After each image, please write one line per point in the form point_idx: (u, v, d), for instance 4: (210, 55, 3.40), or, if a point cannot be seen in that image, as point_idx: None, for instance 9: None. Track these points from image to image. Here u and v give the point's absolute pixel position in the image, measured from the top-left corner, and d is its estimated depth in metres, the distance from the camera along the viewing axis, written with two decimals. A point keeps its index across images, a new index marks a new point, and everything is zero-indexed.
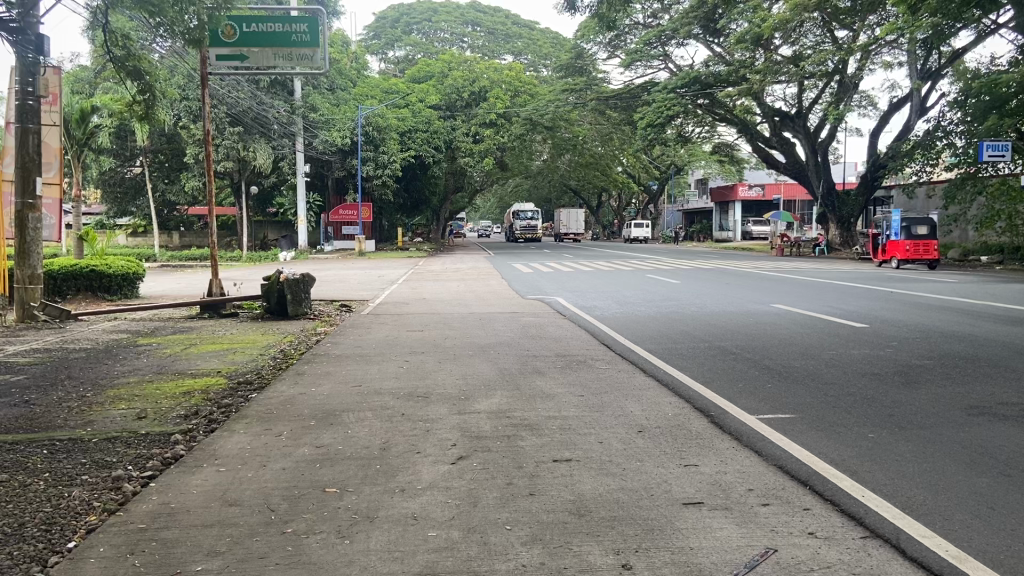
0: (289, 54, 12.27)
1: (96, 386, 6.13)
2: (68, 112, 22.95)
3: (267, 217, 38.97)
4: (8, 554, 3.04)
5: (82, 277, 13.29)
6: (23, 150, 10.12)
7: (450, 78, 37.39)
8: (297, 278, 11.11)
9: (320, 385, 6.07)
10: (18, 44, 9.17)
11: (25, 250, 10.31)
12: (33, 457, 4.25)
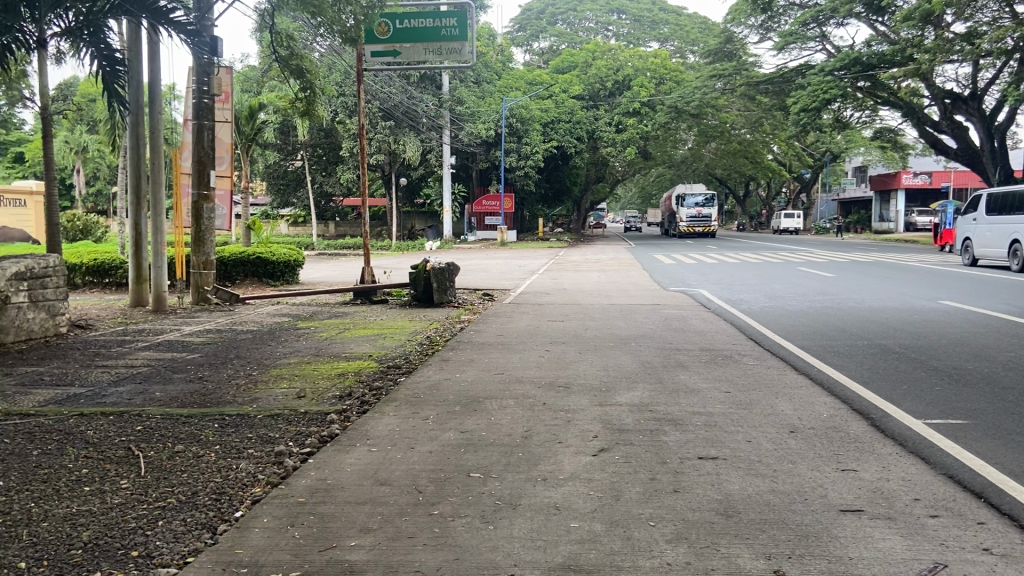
0: (439, 49, 12.54)
1: (261, 365, 6.58)
2: (239, 110, 24.63)
3: (415, 209, 40.41)
4: (183, 520, 3.31)
5: (249, 263, 14.31)
6: (200, 145, 10.98)
7: (594, 67, 37.28)
8: (442, 266, 11.40)
9: (465, 372, 6.23)
10: (195, 47, 9.89)
11: (201, 238, 11.18)
12: (206, 430, 4.61)
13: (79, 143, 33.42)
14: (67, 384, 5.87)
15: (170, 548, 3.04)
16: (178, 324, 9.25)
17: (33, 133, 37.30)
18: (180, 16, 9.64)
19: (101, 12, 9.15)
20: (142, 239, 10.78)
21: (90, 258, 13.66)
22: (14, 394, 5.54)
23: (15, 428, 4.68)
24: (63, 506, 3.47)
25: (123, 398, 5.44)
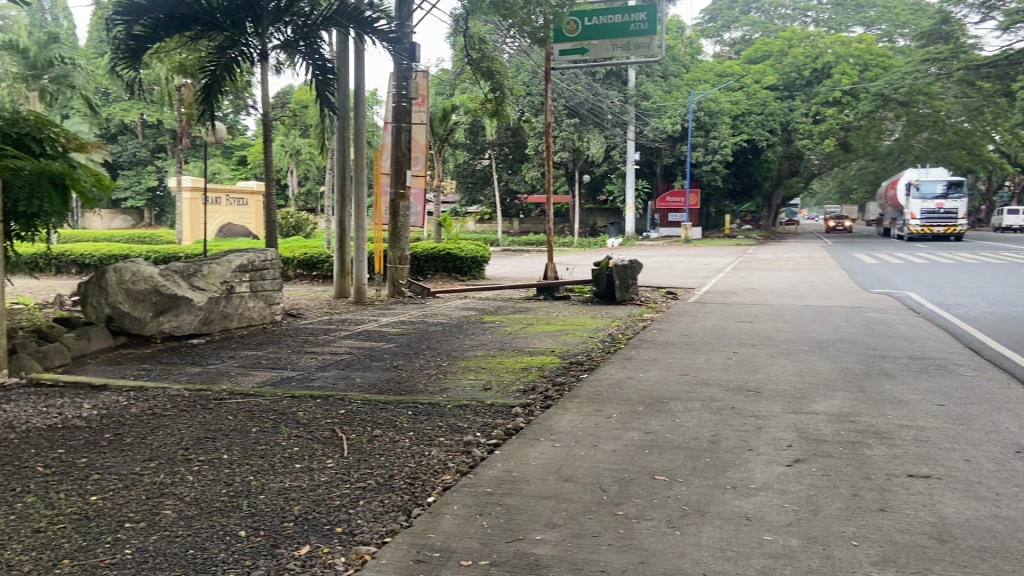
0: (627, 44, 12.45)
1: (450, 357, 6.85)
2: (434, 112, 25.86)
3: (598, 206, 40.51)
4: (381, 501, 3.51)
5: (439, 258, 14.97)
6: (398, 147, 11.59)
7: (790, 56, 35.57)
8: (626, 264, 11.31)
9: (649, 371, 6.14)
10: (395, 53, 10.55)
11: (397, 234, 11.81)
12: (401, 416, 4.87)
13: (292, 147, 36.45)
14: (281, 367, 6.44)
15: (369, 527, 3.23)
16: (376, 315, 9.85)
17: (254, 139, 41.18)
18: (383, 23, 10.29)
19: (316, 23, 10.03)
20: (346, 235, 11.56)
21: (301, 252, 14.84)
22: (237, 375, 6.15)
23: (238, 406, 5.18)
24: (277, 481, 3.79)
25: (328, 382, 5.88)
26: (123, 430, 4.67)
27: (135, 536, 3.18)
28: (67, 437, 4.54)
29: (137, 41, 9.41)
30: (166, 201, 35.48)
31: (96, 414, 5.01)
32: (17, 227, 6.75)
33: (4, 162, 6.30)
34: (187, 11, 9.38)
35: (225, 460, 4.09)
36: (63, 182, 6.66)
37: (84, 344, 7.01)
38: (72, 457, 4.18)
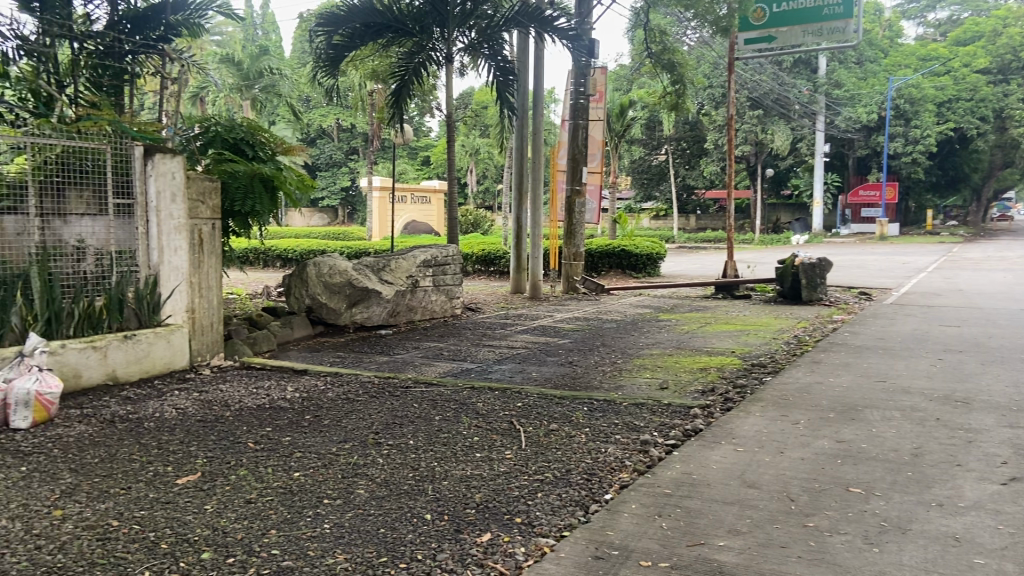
0: (819, 30, 11.69)
1: (625, 354, 6.80)
2: (612, 109, 25.81)
3: (782, 201, 38.69)
4: (559, 494, 3.53)
5: (614, 255, 14.90)
6: (574, 143, 11.68)
7: (1007, 34, 32.19)
8: (813, 261, 10.68)
9: (839, 376, 5.78)
10: (573, 50, 10.63)
11: (572, 231, 11.88)
12: (577, 412, 4.89)
13: (473, 146, 37.70)
14: (461, 359, 6.67)
15: (548, 519, 3.26)
16: (552, 311, 9.96)
17: (437, 139, 43.00)
18: (562, 22, 10.41)
19: (498, 25, 10.33)
20: (523, 232, 11.80)
21: (479, 248, 15.33)
22: (421, 365, 6.44)
23: (422, 394, 5.42)
24: (459, 468, 3.92)
25: (505, 375, 6.03)
26: (321, 413, 5.03)
27: (331, 512, 3.41)
28: (273, 417, 4.96)
29: (335, 50, 10.09)
30: (358, 200, 37.88)
31: (297, 397, 5.43)
32: (233, 224, 7.45)
33: (223, 167, 6.99)
34: (381, 19, 10.03)
35: (412, 446, 4.29)
36: (272, 183, 7.26)
37: (287, 331, 7.63)
38: (277, 435, 4.56)
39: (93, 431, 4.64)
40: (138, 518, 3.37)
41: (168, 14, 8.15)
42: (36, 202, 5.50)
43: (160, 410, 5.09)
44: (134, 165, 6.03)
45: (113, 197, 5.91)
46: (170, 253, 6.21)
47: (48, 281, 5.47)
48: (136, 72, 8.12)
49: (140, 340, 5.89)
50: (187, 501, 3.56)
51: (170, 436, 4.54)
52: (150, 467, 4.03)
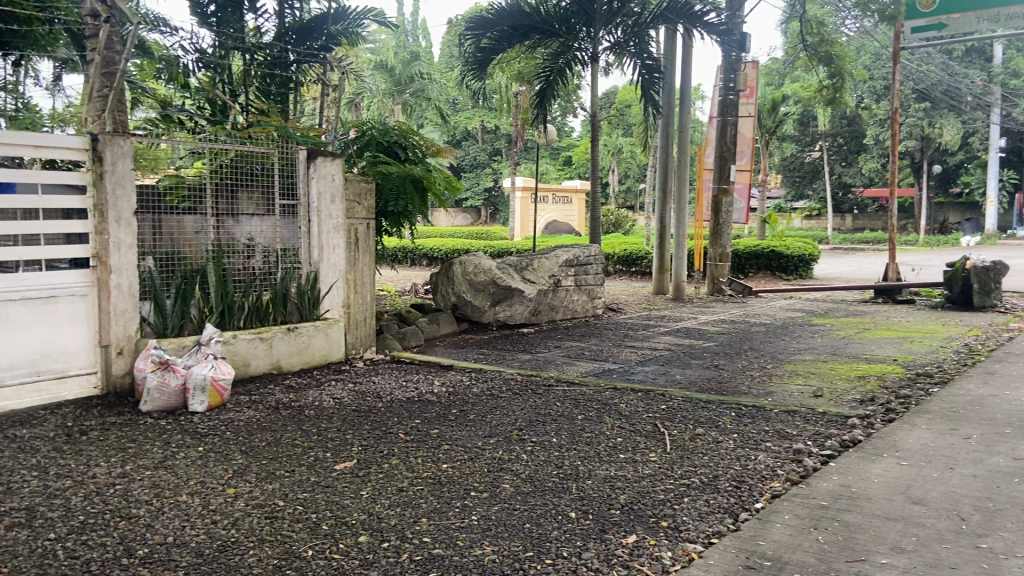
0: (995, 15, 10.12)
1: (775, 359, 6.54)
2: (764, 105, 24.92)
3: (950, 200, 35.96)
4: (707, 501, 3.44)
5: (763, 257, 14.37)
6: (722, 140, 11.46)
7: None
8: (986, 264, 9.87)
9: (1019, 389, 5.30)
10: (724, 44, 10.39)
11: (718, 231, 11.58)
12: (724, 417, 4.75)
13: (616, 146, 37.50)
14: (603, 359, 6.65)
15: (696, 525, 3.19)
16: (696, 313, 9.73)
17: (579, 139, 43.03)
18: (712, 16, 10.23)
19: (646, 22, 10.29)
20: (666, 232, 11.60)
21: (621, 249, 15.22)
22: (563, 364, 6.48)
23: (565, 393, 5.45)
24: (603, 468, 3.91)
25: (648, 377, 5.95)
26: (467, 407, 5.16)
27: (478, 505, 3.49)
28: (422, 409, 5.14)
29: (483, 53, 10.30)
30: (500, 200, 38.54)
31: (443, 391, 5.60)
32: (386, 224, 7.79)
33: (378, 169, 7.33)
34: (527, 21, 10.20)
35: (555, 444, 4.32)
36: (422, 184, 7.54)
37: (434, 327, 7.89)
38: (426, 428, 4.72)
39: (260, 416, 4.98)
40: (300, 500, 3.59)
41: (330, 24, 8.56)
42: (213, 203, 5.93)
43: (319, 399, 5.40)
44: (298, 167, 6.44)
45: (280, 198, 6.35)
46: (329, 251, 6.59)
47: (221, 277, 5.90)
48: (300, 80, 8.56)
49: (301, 333, 6.26)
50: (344, 486, 3.75)
51: (328, 424, 4.80)
52: (311, 452, 4.27)
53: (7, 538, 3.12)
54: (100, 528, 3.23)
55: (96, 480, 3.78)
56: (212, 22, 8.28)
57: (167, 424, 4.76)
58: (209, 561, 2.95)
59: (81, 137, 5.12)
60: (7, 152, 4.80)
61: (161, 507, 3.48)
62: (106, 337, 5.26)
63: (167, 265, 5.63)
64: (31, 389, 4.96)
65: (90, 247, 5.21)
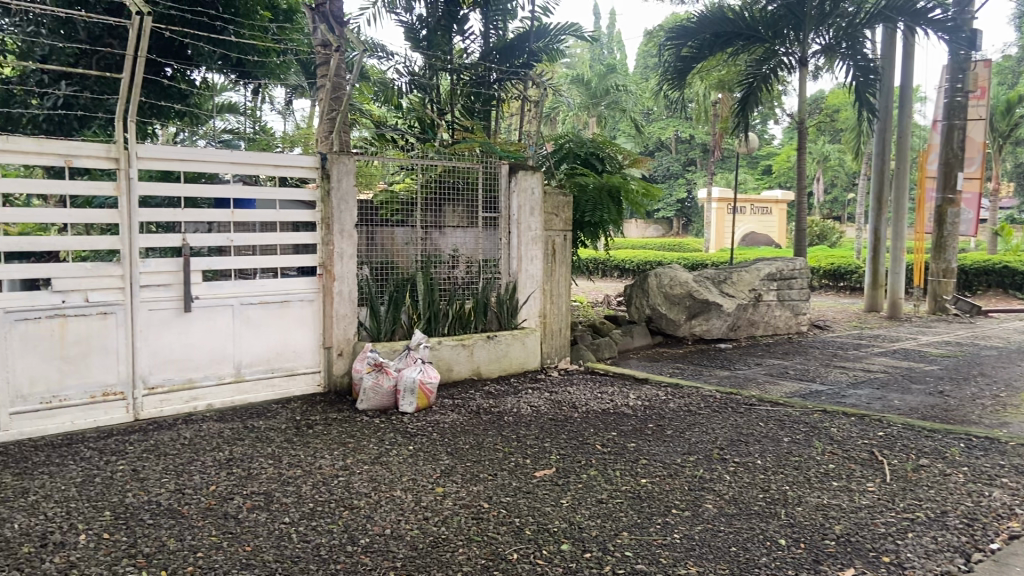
0: None
1: (1011, 387, 5.89)
2: (995, 104, 23.22)
3: None
4: (934, 537, 3.18)
5: (994, 273, 13.03)
6: (949, 146, 10.48)
7: None
8: None
9: None
10: (951, 43, 9.71)
11: (942, 243, 10.76)
12: (952, 448, 4.35)
13: (821, 153, 35.57)
14: (809, 379, 6.31)
15: (921, 563, 2.96)
16: (914, 333, 8.98)
17: (780, 148, 41.21)
18: (938, 14, 9.63)
19: (860, 22, 9.75)
20: (880, 244, 10.80)
21: (828, 263, 14.41)
22: (764, 382, 6.22)
23: (769, 413, 5.23)
24: (814, 495, 3.71)
25: (861, 400, 5.57)
26: (664, 422, 5.09)
27: (680, 523, 3.43)
28: (619, 422, 5.13)
29: (684, 62, 10.26)
30: (693, 211, 37.68)
31: (640, 405, 5.57)
32: (583, 235, 7.89)
33: (576, 181, 7.46)
34: (730, 27, 9.99)
35: (760, 466, 4.15)
36: (619, 195, 7.57)
37: (628, 340, 7.89)
38: (623, 440, 4.71)
39: (464, 420, 5.21)
40: (504, 503, 3.70)
41: (532, 42, 8.88)
42: (422, 216, 6.29)
43: (518, 406, 5.55)
44: (500, 181, 6.70)
45: (482, 211, 6.63)
46: (528, 262, 6.77)
47: (429, 286, 6.25)
48: (502, 97, 8.89)
49: (500, 341, 6.47)
50: (545, 494, 3.83)
51: (527, 431, 4.93)
52: (512, 458, 4.40)
53: (250, 518, 3.48)
54: (328, 516, 3.52)
55: (322, 471, 4.12)
56: (424, 45, 8.83)
57: (381, 422, 5.10)
58: (424, 555, 3.12)
59: (312, 157, 5.63)
60: (247, 171, 5.38)
61: (378, 500, 3.73)
62: (329, 339, 5.74)
63: (381, 274, 6.07)
64: (266, 384, 5.50)
65: (318, 257, 5.70)
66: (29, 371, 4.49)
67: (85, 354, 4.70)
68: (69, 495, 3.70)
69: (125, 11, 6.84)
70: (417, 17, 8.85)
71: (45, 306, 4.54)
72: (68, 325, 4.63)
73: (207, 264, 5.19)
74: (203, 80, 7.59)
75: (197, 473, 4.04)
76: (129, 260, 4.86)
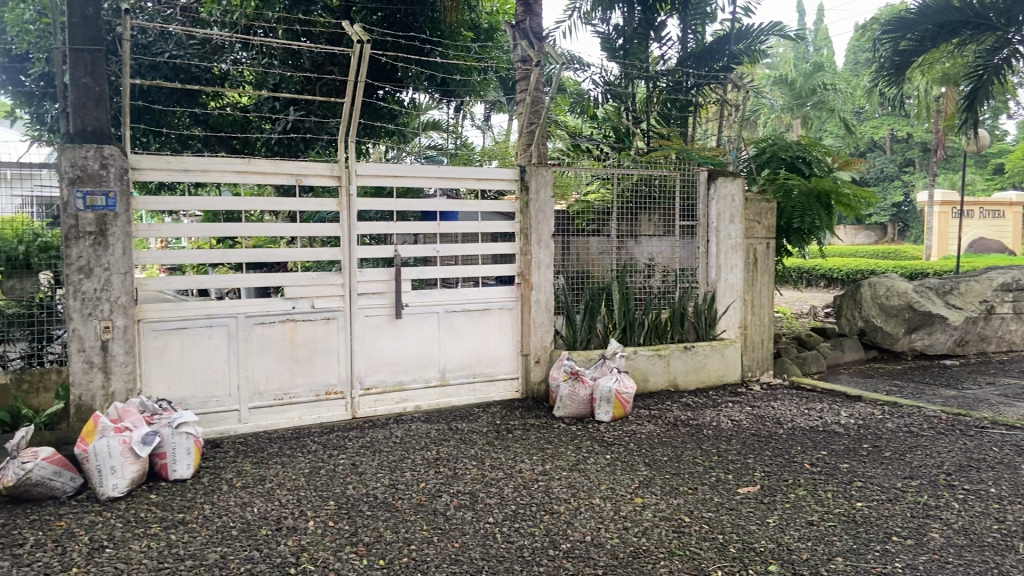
0: None
1: None
2: None
3: None
4: None
5: None
6: None
7: None
8: None
9: None
10: None
11: None
12: None
13: None
14: None
15: None
16: None
17: (1016, 144, 36.98)
18: None
19: None
20: None
21: None
22: (998, 403, 5.60)
23: (1004, 438, 4.71)
24: None
25: None
26: (880, 443, 4.73)
27: (902, 551, 3.17)
28: (829, 440, 4.83)
29: (902, 57, 9.50)
30: (909, 215, 34.73)
31: (853, 423, 5.21)
32: (787, 243, 7.52)
33: (780, 186, 7.14)
34: (957, 16, 9.16)
35: (995, 495, 3.75)
36: (827, 200, 7.15)
37: (839, 354, 7.40)
38: (835, 460, 4.43)
39: (661, 431, 5.13)
40: (707, 518, 3.60)
41: (732, 44, 8.66)
42: (617, 226, 6.30)
43: (718, 420, 5.38)
44: (698, 188, 6.58)
45: (679, 219, 6.54)
46: (728, 271, 6.57)
47: (625, 295, 6.23)
48: (700, 102, 8.73)
49: (699, 352, 6.30)
50: (749, 511, 3.68)
51: (729, 446, 4.76)
52: (713, 472, 4.28)
53: (457, 516, 3.64)
54: (529, 519, 3.60)
55: (523, 475, 4.23)
56: (620, 54, 8.85)
57: (577, 430, 5.15)
58: (625, 565, 3.11)
59: (511, 170, 5.81)
60: (451, 184, 5.63)
61: (578, 507, 3.77)
62: (526, 347, 5.88)
63: (576, 283, 6.15)
64: (468, 388, 5.74)
65: (516, 266, 5.87)
66: (265, 369, 4.99)
67: (311, 356, 5.15)
68: (299, 484, 4.08)
69: (345, 40, 7.44)
70: (614, 27, 8.90)
71: (279, 311, 5.02)
72: (297, 329, 5.09)
73: (417, 274, 5.48)
74: (411, 101, 8.07)
75: (407, 471, 4.29)
76: (348, 270, 5.25)
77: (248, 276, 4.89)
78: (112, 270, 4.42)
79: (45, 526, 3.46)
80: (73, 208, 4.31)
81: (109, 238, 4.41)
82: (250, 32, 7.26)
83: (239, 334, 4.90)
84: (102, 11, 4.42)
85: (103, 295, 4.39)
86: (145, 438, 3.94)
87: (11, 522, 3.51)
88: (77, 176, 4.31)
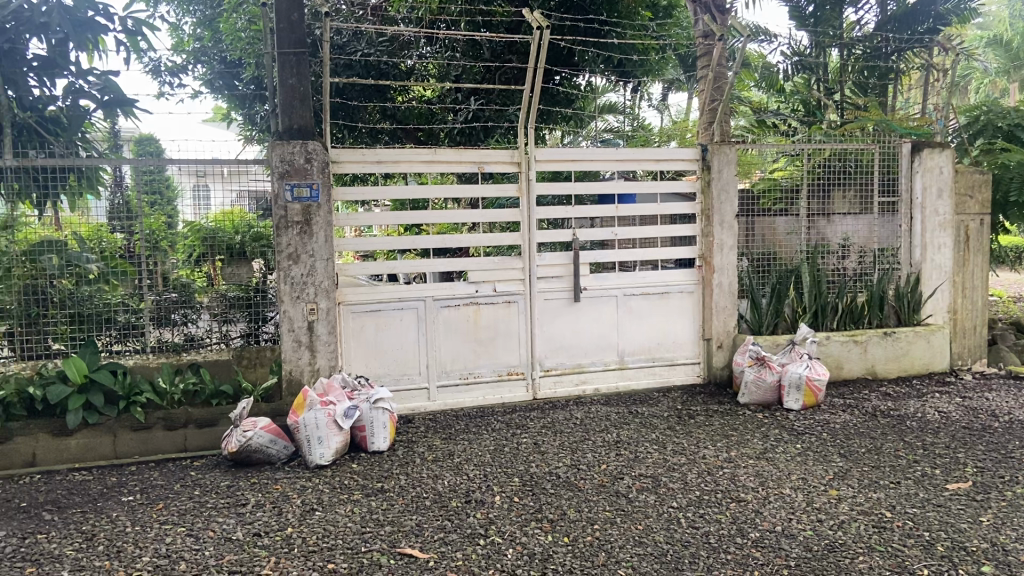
0: None
1: None
2: None
3: None
4: None
5: None
6: None
7: None
8: None
9: None
10: None
11: None
12: None
13: None
14: None
15: None
16: None
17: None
18: None
19: None
20: None
21: None
22: None
23: None
24: None
25: None
26: None
27: None
28: None
29: None
30: None
31: None
32: (1003, 220, 6.80)
33: (997, 157, 6.46)
34: None
35: None
36: None
37: None
38: None
39: (858, 421, 4.82)
40: (911, 514, 3.35)
41: (938, 5, 7.97)
42: (807, 204, 5.94)
43: (922, 411, 4.98)
44: (901, 162, 6.08)
45: (878, 195, 6.08)
46: (934, 251, 6.07)
47: (816, 278, 5.90)
48: (901, 69, 8.07)
49: (900, 338, 5.85)
50: (960, 509, 3.39)
51: (936, 439, 4.40)
52: (917, 465, 3.97)
53: (640, 498, 3.63)
54: (715, 506, 3.52)
55: (706, 461, 4.14)
56: (810, 22, 8.31)
57: (764, 417, 4.96)
58: (820, 557, 2.97)
59: (693, 149, 5.65)
60: (629, 166, 5.57)
61: (767, 496, 3.63)
62: (709, 331, 5.73)
63: (761, 265, 5.91)
64: (648, 372, 5.68)
65: (697, 249, 5.72)
66: (452, 350, 5.22)
67: (494, 337, 5.31)
68: (486, 460, 4.23)
69: (523, 28, 7.54)
70: None
71: (464, 294, 5.22)
72: (481, 312, 5.27)
73: (594, 257, 5.49)
74: (588, 85, 8.07)
75: (589, 452, 4.33)
76: (528, 254, 5.35)
77: (435, 262, 5.12)
78: (317, 257, 4.78)
79: (264, 488, 3.83)
80: (283, 200, 4.70)
81: (314, 227, 4.76)
82: (435, 26, 7.53)
83: (427, 317, 5.14)
84: (305, 15, 4.75)
85: (309, 280, 4.77)
86: (347, 412, 4.24)
87: (235, 484, 3.92)
88: (286, 171, 4.71)
